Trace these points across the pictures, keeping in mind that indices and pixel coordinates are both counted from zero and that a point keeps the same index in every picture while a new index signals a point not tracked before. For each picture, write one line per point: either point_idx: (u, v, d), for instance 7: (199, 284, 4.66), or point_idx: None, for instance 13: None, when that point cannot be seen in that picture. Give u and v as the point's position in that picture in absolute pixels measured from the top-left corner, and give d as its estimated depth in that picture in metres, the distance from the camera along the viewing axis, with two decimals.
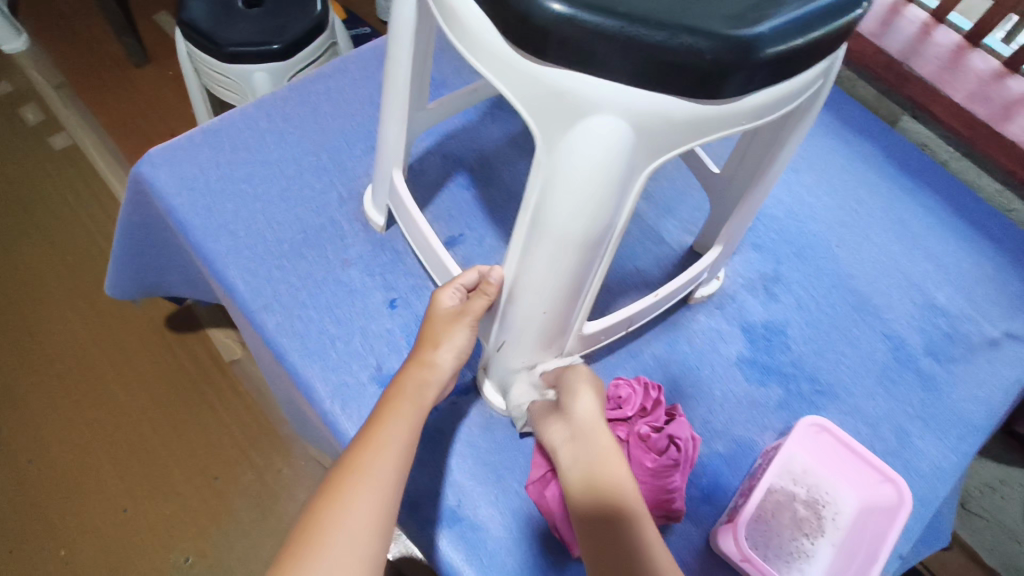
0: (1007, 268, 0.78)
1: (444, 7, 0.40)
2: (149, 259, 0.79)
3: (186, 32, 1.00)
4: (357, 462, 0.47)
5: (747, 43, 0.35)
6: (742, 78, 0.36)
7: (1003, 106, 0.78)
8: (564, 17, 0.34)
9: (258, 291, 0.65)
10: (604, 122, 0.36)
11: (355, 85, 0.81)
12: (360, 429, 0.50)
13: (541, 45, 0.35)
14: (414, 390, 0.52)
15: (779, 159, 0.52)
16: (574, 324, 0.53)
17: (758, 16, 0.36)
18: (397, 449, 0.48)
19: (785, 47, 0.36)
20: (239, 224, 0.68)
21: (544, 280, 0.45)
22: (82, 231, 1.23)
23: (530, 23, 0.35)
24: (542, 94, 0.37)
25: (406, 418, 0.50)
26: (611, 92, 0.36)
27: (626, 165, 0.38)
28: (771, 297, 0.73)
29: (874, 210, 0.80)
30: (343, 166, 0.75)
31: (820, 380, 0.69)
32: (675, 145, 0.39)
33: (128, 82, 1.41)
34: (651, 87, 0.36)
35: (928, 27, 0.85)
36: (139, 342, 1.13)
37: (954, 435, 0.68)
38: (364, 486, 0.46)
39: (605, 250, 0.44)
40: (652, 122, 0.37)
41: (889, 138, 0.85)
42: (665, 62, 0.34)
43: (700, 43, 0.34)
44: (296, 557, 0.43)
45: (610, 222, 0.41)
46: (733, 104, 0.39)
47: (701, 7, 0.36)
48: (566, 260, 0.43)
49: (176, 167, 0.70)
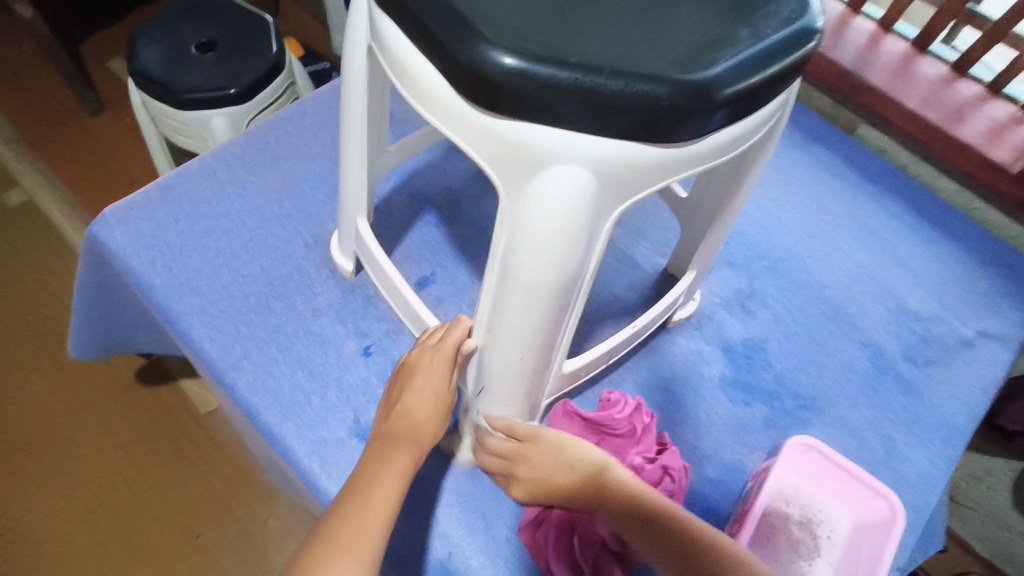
0: (974, 268, 0.79)
1: (394, 61, 0.40)
2: (112, 319, 0.76)
3: (140, 82, 0.98)
4: (338, 534, 0.43)
5: (703, 86, 0.35)
6: (701, 121, 0.36)
7: (955, 109, 0.80)
8: (517, 71, 0.33)
9: (226, 349, 0.63)
10: (566, 172, 0.36)
11: (315, 128, 0.80)
12: (339, 498, 0.46)
13: (497, 98, 0.35)
14: (405, 458, 0.49)
15: (749, 184, 0.52)
16: (555, 364, 0.53)
17: (712, 58, 0.36)
18: (381, 521, 0.45)
19: (742, 85, 0.36)
20: (202, 280, 0.66)
21: (519, 330, 0.45)
22: (43, 289, 1.19)
23: (482, 78, 0.34)
24: (500, 146, 0.37)
25: (392, 485, 0.47)
26: (571, 140, 0.35)
27: (591, 212, 0.37)
28: (748, 314, 0.73)
29: (840, 219, 0.81)
30: (308, 212, 0.73)
31: (804, 396, 0.69)
32: (639, 187, 0.38)
33: (84, 132, 1.38)
34: (611, 133, 0.35)
35: (877, 36, 0.86)
36: (108, 401, 1.09)
37: (938, 439, 0.68)
38: (344, 560, 0.42)
39: (578, 295, 0.44)
40: (615, 167, 0.37)
41: (848, 147, 0.87)
42: (623, 110, 0.34)
43: (656, 88, 0.34)
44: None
45: (581, 270, 0.41)
46: (693, 143, 0.38)
47: (653, 51, 0.35)
48: (538, 308, 0.42)
49: (133, 226, 0.68)
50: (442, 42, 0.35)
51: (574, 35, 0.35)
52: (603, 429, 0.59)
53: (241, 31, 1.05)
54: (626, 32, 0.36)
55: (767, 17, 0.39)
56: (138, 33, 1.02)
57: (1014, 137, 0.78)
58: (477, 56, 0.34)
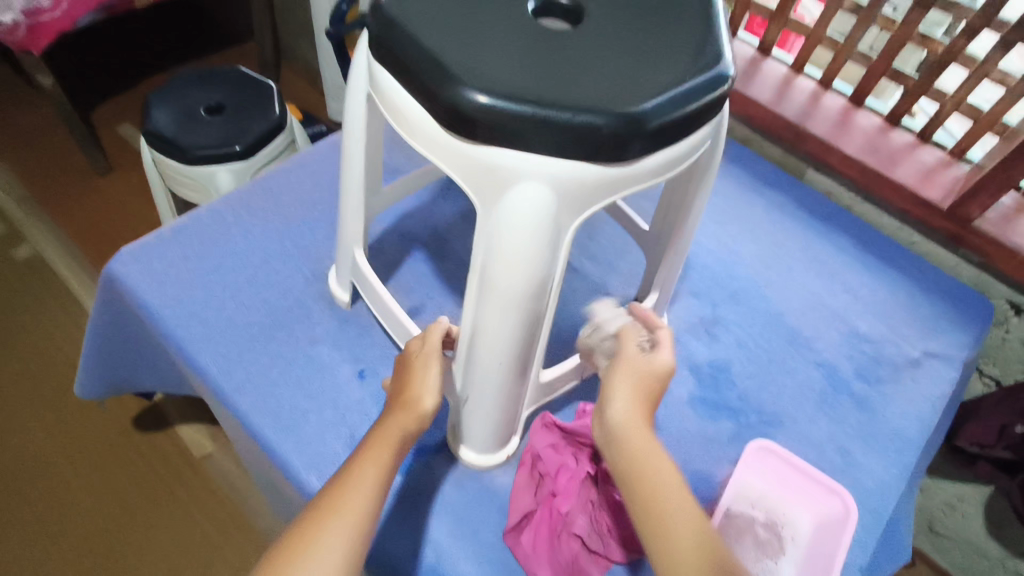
0: (918, 295, 0.87)
1: (389, 103, 0.48)
2: (120, 355, 0.81)
3: (153, 142, 1.07)
4: (338, 501, 0.48)
5: (637, 117, 0.42)
6: (637, 145, 0.44)
7: (890, 154, 0.90)
8: (488, 106, 0.41)
9: (230, 373, 0.68)
10: (529, 189, 0.43)
11: (315, 177, 0.88)
12: (340, 470, 0.50)
13: (473, 129, 0.43)
14: (395, 430, 0.53)
15: (700, 204, 0.60)
16: (533, 372, 0.58)
17: (645, 95, 0.44)
18: (376, 493, 0.49)
19: (670, 116, 0.44)
20: (210, 311, 0.72)
21: (497, 335, 0.51)
22: (46, 339, 1.23)
23: (459, 113, 0.42)
24: (477, 168, 0.44)
25: (386, 460, 0.51)
26: (534, 162, 0.43)
27: (552, 224, 0.44)
28: (712, 338, 0.80)
29: (793, 254, 0.89)
30: (307, 251, 0.80)
31: (767, 412, 0.74)
32: (594, 201, 0.46)
33: (92, 192, 1.46)
34: (566, 155, 0.43)
35: (817, 93, 0.97)
36: (104, 446, 1.11)
37: (892, 449, 0.73)
38: (345, 527, 0.46)
39: (549, 301, 0.50)
40: (572, 183, 0.44)
41: (798, 190, 0.96)
42: (574, 136, 0.42)
43: (599, 117, 0.41)
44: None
45: (549, 276, 0.47)
46: (637, 164, 0.46)
47: (598, 90, 0.43)
48: (512, 314, 0.49)
49: (147, 264, 0.74)
50: (428, 86, 0.43)
51: (533, 79, 0.43)
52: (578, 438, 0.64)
53: (247, 96, 1.15)
54: (574, 76, 0.44)
55: (693, 62, 0.47)
56: (152, 99, 1.12)
57: (944, 178, 0.88)
58: (456, 96, 0.42)
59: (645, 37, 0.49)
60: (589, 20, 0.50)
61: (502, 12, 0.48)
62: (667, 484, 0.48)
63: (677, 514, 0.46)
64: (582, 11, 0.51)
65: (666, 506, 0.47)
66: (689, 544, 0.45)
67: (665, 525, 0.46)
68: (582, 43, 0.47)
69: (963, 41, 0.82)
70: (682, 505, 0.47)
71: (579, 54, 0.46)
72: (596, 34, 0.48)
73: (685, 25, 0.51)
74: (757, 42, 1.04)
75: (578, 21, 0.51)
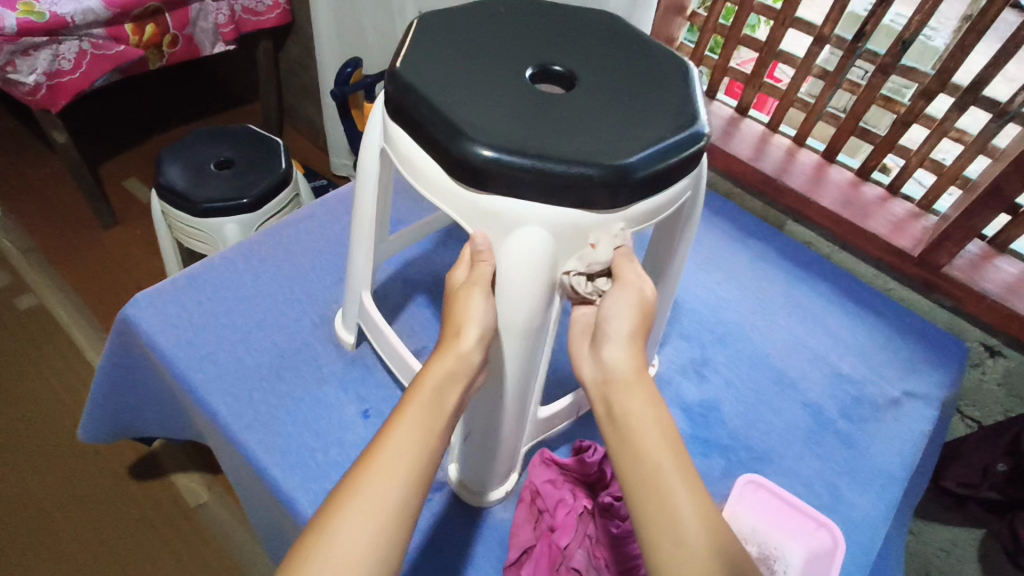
0: (896, 337, 0.91)
1: (402, 155, 0.53)
2: (128, 399, 0.83)
3: (165, 195, 1.12)
4: (378, 456, 0.45)
5: (625, 168, 0.47)
6: (625, 193, 0.49)
7: (862, 206, 0.96)
8: (494, 159, 0.46)
9: (240, 413, 0.71)
10: (528, 232, 0.49)
11: (322, 226, 0.92)
12: (381, 431, 0.48)
13: (481, 178, 0.48)
14: (439, 377, 0.50)
15: (682, 246, 0.65)
16: (533, 406, 0.61)
17: (632, 148, 0.49)
18: (417, 451, 0.46)
19: (654, 168, 0.49)
20: (220, 354, 0.75)
21: (500, 368, 0.55)
22: (44, 387, 1.24)
23: (468, 164, 0.47)
24: (480, 213, 0.50)
25: (426, 420, 0.47)
26: (533, 208, 0.48)
27: (547, 264, 0.50)
28: (702, 379, 0.83)
29: (776, 298, 0.94)
30: (315, 296, 0.84)
31: (756, 449, 0.77)
32: (587, 243, 0.51)
33: (97, 244, 1.50)
34: (562, 203, 0.48)
35: (793, 150, 1.05)
36: (99, 495, 1.11)
37: (878, 485, 0.76)
38: (382, 485, 0.43)
39: (547, 333, 0.55)
40: (566, 226, 0.49)
41: (779, 239, 1.02)
42: (569, 185, 0.47)
43: (593, 168, 0.46)
44: (302, 555, 0.40)
45: (546, 310, 0.52)
46: (626, 210, 0.51)
47: (590, 144, 0.49)
48: (511, 347, 0.53)
49: (161, 308, 0.78)
50: (439, 141, 0.48)
51: (533, 134, 0.48)
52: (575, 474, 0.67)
53: (256, 152, 1.21)
54: (568, 132, 0.49)
55: (675, 121, 0.53)
56: (165, 155, 1.18)
57: (914, 228, 0.94)
58: (466, 150, 0.47)
59: (632, 99, 0.55)
60: (581, 84, 0.56)
61: (504, 77, 0.54)
62: (665, 449, 0.48)
63: (682, 492, 0.45)
64: (574, 77, 0.57)
65: (665, 473, 0.46)
66: (690, 516, 0.44)
67: (668, 502, 0.45)
68: (576, 104, 0.53)
69: (922, 103, 0.90)
70: (684, 479, 0.46)
71: (573, 114, 0.52)
72: (588, 96, 0.54)
73: (669, 88, 0.57)
74: (735, 104, 1.12)
75: (572, 86, 0.57)
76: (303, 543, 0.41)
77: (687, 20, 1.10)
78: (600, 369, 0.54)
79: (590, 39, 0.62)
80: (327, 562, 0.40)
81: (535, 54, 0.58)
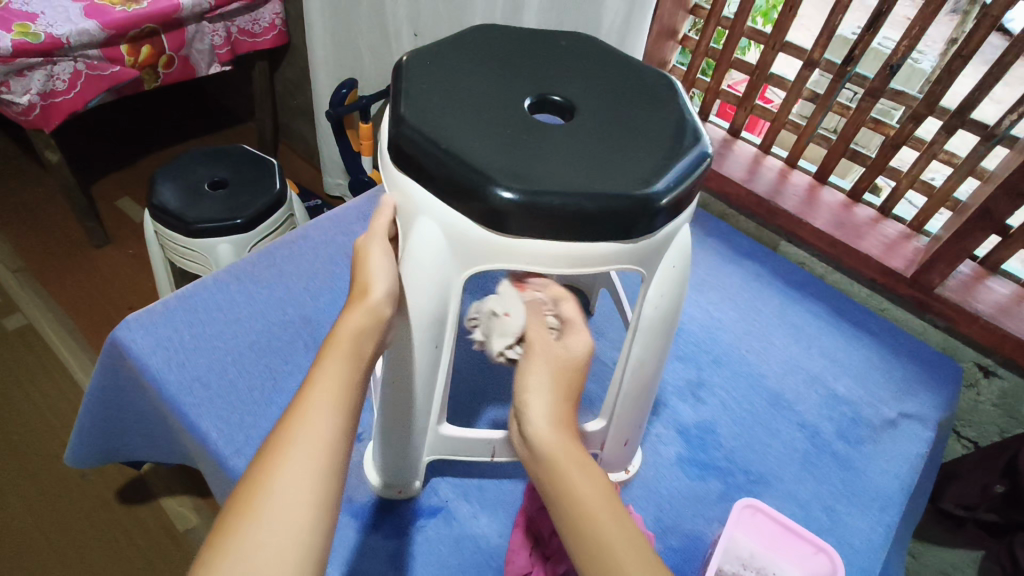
0: (891, 358, 0.91)
1: (392, 179, 0.55)
2: (117, 423, 0.82)
3: (158, 215, 1.12)
4: (302, 424, 0.42)
5: (651, 198, 0.49)
6: (650, 222, 0.50)
7: (854, 227, 0.97)
8: (514, 203, 0.47)
9: (231, 438, 0.70)
10: (427, 224, 0.51)
11: (316, 248, 0.92)
12: (308, 376, 0.45)
13: (505, 222, 0.48)
14: (356, 335, 0.48)
15: (649, 339, 0.60)
16: (434, 410, 0.61)
17: (655, 177, 0.51)
18: (347, 392, 0.45)
19: (676, 195, 0.51)
20: (211, 377, 0.74)
21: (404, 366, 0.56)
22: (32, 409, 1.22)
23: (490, 208, 0.48)
24: (405, 201, 0.53)
25: (351, 365, 0.46)
26: (437, 208, 0.51)
27: (445, 261, 0.52)
28: (698, 401, 0.83)
29: (771, 319, 0.95)
30: (308, 319, 0.83)
31: (753, 471, 0.77)
32: (488, 260, 0.52)
33: (89, 264, 1.49)
34: (461, 211, 0.50)
35: (785, 171, 1.05)
36: (85, 520, 1.09)
37: (877, 508, 0.75)
38: (308, 454, 0.41)
39: (445, 339, 0.56)
40: (464, 236, 0.51)
41: (772, 260, 1.02)
42: (605, 217, 0.48)
43: (503, 191, 0.47)
44: (246, 504, 0.38)
45: (449, 304, 0.54)
46: (651, 237, 0.53)
47: (611, 178, 0.50)
48: (422, 340, 0.54)
49: (152, 330, 0.77)
50: (459, 183, 0.48)
51: (549, 171, 0.49)
52: None
53: (250, 172, 1.21)
54: (582, 165, 0.51)
55: (651, 173, 0.51)
56: (159, 175, 1.17)
57: (906, 248, 0.95)
58: (488, 193, 0.47)
59: (624, 138, 0.54)
60: (579, 115, 0.56)
61: (499, 106, 0.55)
62: (602, 506, 0.44)
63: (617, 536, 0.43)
64: (573, 107, 0.57)
65: (600, 527, 0.43)
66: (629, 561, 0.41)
67: (597, 537, 0.43)
68: (584, 134, 0.54)
69: (912, 126, 0.91)
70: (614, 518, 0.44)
71: (549, 143, 0.52)
72: (594, 125, 0.55)
73: (670, 135, 0.55)
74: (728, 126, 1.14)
75: (571, 115, 0.58)
76: (244, 492, 0.39)
77: (679, 44, 1.11)
78: (527, 446, 0.49)
79: (605, 74, 0.62)
80: (274, 508, 0.38)
81: (534, 83, 0.58)
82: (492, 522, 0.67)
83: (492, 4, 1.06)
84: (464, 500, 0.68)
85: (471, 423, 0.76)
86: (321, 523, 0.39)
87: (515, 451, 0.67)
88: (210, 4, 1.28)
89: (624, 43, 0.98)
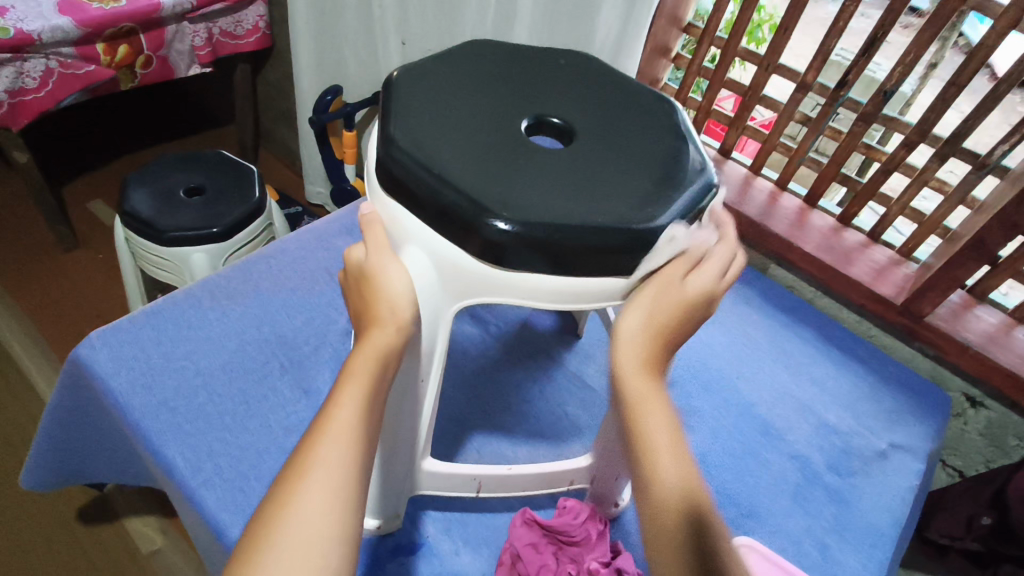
0: (881, 386, 0.90)
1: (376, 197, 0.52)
2: (78, 444, 0.77)
3: (128, 221, 1.07)
4: (312, 452, 0.40)
5: (654, 232, 0.47)
6: (650, 256, 0.48)
7: (845, 253, 0.96)
8: (511, 234, 0.44)
9: (199, 466, 0.65)
10: (418, 256, 0.49)
11: (295, 263, 0.88)
12: (330, 395, 0.44)
13: (501, 253, 0.46)
14: (370, 357, 0.45)
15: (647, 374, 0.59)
16: (421, 444, 0.58)
17: (659, 208, 0.48)
18: (364, 414, 0.43)
19: (681, 227, 0.49)
20: (179, 400, 0.70)
21: (390, 404, 0.53)
22: None
23: (485, 238, 0.45)
24: (397, 227, 0.50)
25: (368, 384, 0.44)
26: (427, 236, 0.48)
27: (434, 295, 0.49)
28: (688, 429, 0.81)
29: (762, 344, 0.93)
30: (284, 338, 0.79)
31: (744, 504, 0.75)
32: (481, 292, 0.49)
33: (56, 267, 1.43)
34: (452, 239, 0.47)
35: (775, 194, 1.04)
36: (42, 539, 1.03)
37: (869, 544, 0.73)
38: (325, 478, 0.39)
39: (432, 373, 0.53)
40: (456, 267, 0.48)
41: (762, 284, 1.01)
42: (602, 252, 0.46)
43: (498, 222, 0.44)
44: (261, 533, 0.36)
45: (439, 339, 0.51)
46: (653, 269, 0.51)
47: (612, 206, 0.48)
48: (410, 378, 0.52)
49: (116, 348, 0.72)
50: (454, 213, 0.46)
51: (547, 200, 0.47)
52: (561, 537, 0.62)
53: (229, 178, 1.17)
54: (581, 194, 0.48)
55: (655, 203, 0.49)
56: (131, 179, 1.12)
57: (895, 275, 0.94)
58: (482, 222, 0.45)
59: (626, 165, 0.52)
60: (579, 140, 0.54)
61: (496, 128, 0.52)
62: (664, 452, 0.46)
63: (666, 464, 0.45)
64: (572, 131, 0.55)
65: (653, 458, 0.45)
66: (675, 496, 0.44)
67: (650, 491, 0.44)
68: (583, 161, 0.51)
69: (904, 153, 0.90)
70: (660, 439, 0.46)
71: (548, 170, 0.49)
72: (593, 151, 0.53)
73: (674, 163, 0.53)
74: (718, 147, 1.13)
75: (570, 138, 0.55)
76: (255, 525, 0.37)
77: (672, 62, 1.10)
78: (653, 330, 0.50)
79: (603, 95, 0.60)
80: (287, 540, 0.36)
81: (533, 105, 0.56)
82: (475, 558, 0.64)
83: (482, 17, 1.03)
84: (447, 536, 0.65)
85: (454, 450, 0.73)
86: (336, 556, 0.37)
87: (502, 484, 0.65)
88: (192, 5, 1.23)
89: (617, 61, 0.97)
